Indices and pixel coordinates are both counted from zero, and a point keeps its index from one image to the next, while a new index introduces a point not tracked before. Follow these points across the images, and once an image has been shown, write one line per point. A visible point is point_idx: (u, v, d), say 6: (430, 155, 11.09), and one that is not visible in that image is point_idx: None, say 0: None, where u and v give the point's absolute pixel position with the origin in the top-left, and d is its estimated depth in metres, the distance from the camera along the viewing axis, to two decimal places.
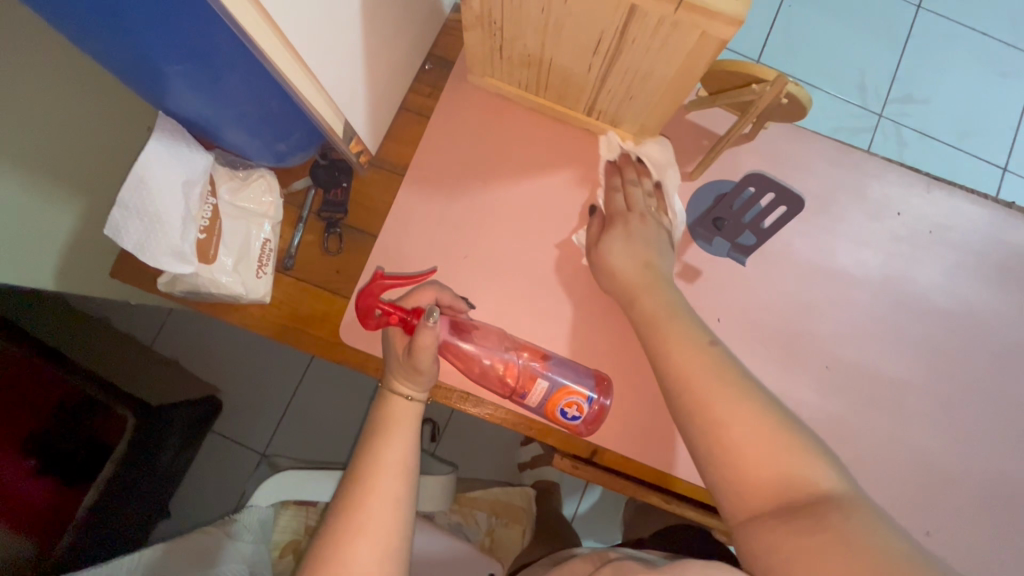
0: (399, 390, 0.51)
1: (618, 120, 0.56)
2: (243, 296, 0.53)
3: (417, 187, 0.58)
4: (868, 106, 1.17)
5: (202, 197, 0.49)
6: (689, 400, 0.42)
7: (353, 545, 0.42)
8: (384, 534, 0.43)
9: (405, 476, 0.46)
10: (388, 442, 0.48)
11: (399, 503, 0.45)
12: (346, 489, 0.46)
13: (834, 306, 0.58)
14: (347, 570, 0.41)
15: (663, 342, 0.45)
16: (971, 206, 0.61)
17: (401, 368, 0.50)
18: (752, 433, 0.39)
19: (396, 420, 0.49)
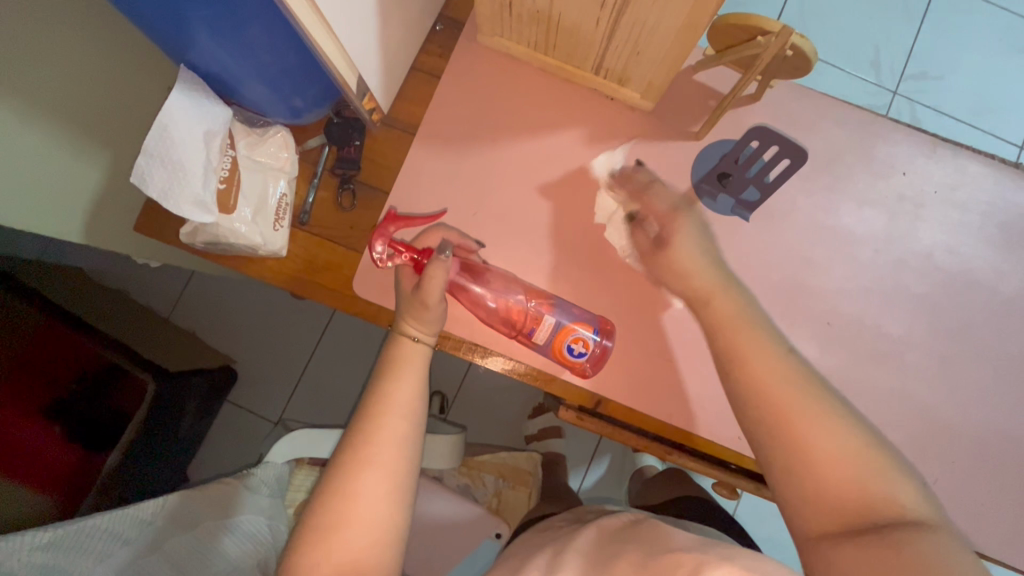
0: (410, 333, 0.51)
1: (625, 78, 0.57)
2: (261, 249, 0.55)
3: (428, 145, 0.59)
4: (883, 83, 1.16)
5: (222, 149, 0.50)
6: (768, 410, 0.42)
7: (361, 476, 0.44)
8: (394, 469, 0.45)
9: (413, 416, 0.48)
10: (397, 383, 0.49)
11: (405, 439, 0.47)
12: (354, 426, 0.47)
13: (835, 265, 0.59)
14: (354, 498, 0.43)
15: (738, 349, 0.45)
16: (978, 168, 0.61)
17: (411, 308, 0.51)
18: (840, 453, 0.39)
19: (405, 362, 0.50)
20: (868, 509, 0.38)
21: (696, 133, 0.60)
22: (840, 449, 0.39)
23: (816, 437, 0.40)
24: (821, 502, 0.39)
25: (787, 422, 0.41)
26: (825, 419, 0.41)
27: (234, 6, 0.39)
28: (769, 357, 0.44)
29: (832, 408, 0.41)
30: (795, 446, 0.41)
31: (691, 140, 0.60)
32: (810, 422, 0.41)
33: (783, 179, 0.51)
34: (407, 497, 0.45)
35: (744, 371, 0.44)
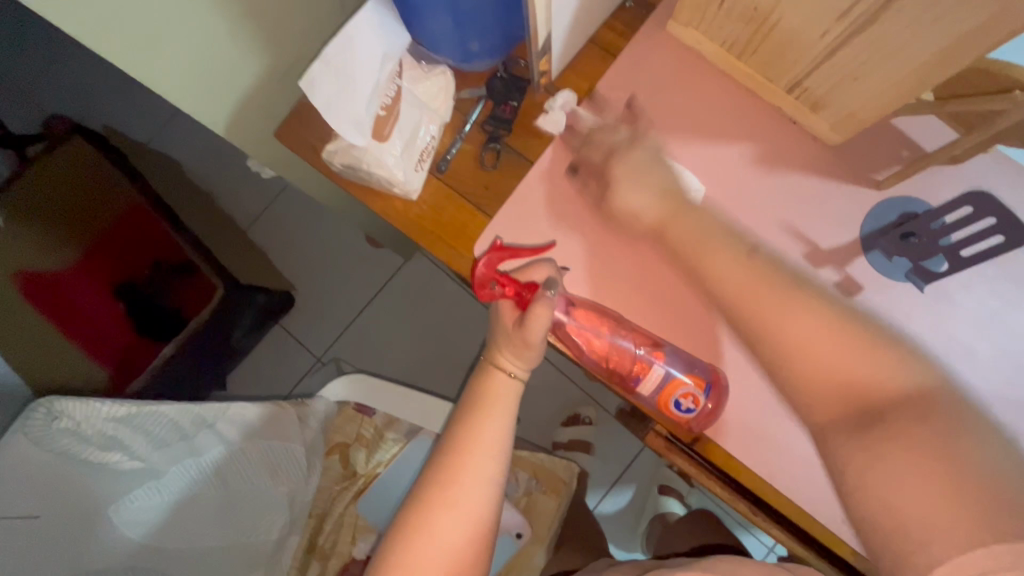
0: (504, 365, 0.48)
1: (822, 103, 0.51)
2: (397, 187, 0.52)
3: (586, 123, 0.56)
4: None
5: (390, 76, 0.48)
6: (743, 315, 0.42)
7: (441, 519, 0.43)
8: (475, 516, 0.43)
9: (499, 458, 0.45)
10: (487, 419, 0.46)
11: (491, 483, 0.45)
12: (443, 456, 0.45)
13: (1004, 366, 0.52)
14: (432, 539, 0.42)
15: (702, 262, 0.44)
16: None
17: (510, 342, 0.47)
18: (814, 335, 0.39)
19: (496, 397, 0.47)
20: (866, 395, 0.37)
21: (879, 181, 0.54)
22: (820, 326, 0.39)
23: (724, 269, 0.43)
24: (810, 373, 0.39)
25: (752, 315, 0.41)
26: (816, 305, 0.40)
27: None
28: (732, 248, 0.43)
29: (865, 331, 0.38)
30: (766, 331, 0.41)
31: (870, 188, 0.54)
32: (780, 314, 0.40)
33: (985, 257, 0.45)
34: (484, 543, 0.44)
35: (737, 313, 0.42)
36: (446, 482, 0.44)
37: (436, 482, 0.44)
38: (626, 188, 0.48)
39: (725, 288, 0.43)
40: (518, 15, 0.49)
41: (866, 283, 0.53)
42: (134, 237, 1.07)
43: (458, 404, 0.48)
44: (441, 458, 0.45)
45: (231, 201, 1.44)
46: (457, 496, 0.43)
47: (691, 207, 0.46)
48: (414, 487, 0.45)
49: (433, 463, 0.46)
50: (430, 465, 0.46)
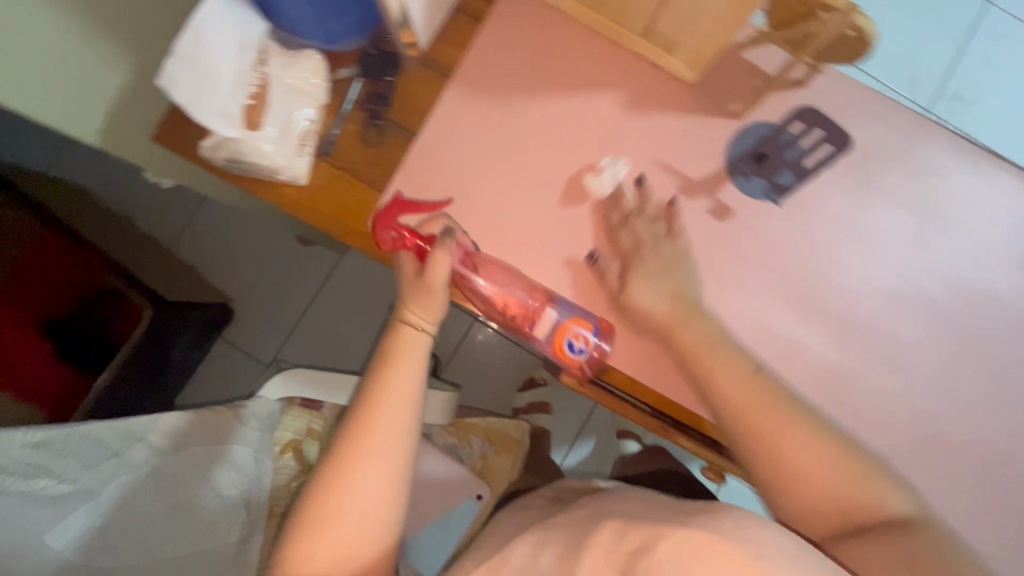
0: (412, 319, 0.51)
1: (674, 45, 0.55)
2: (282, 173, 0.53)
3: (463, 90, 0.57)
4: (917, 99, 1.10)
5: (253, 64, 0.49)
6: (750, 434, 0.48)
7: (361, 469, 0.45)
8: (393, 461, 0.46)
9: (411, 408, 0.48)
10: (398, 371, 0.49)
11: (404, 431, 0.48)
12: (357, 411, 0.48)
13: (859, 262, 0.58)
14: (353, 488, 0.45)
15: (710, 375, 0.50)
16: (1014, 184, 0.60)
17: (415, 293, 0.50)
18: (817, 466, 0.46)
19: (405, 350, 0.50)
20: (856, 512, 0.44)
21: (737, 112, 0.58)
22: (818, 459, 0.46)
23: (731, 391, 0.49)
24: (808, 492, 0.46)
25: (751, 424, 0.48)
26: (815, 436, 0.47)
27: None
28: (738, 372, 0.50)
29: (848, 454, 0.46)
30: (765, 445, 0.48)
31: (731, 119, 0.58)
32: (782, 427, 0.47)
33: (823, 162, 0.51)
34: (401, 487, 0.47)
35: (755, 435, 0.48)
36: (358, 434, 0.46)
37: (348, 435, 0.47)
38: (640, 286, 0.54)
39: (728, 403, 0.49)
40: None
41: (736, 206, 0.58)
42: (49, 269, 1.05)
43: (369, 362, 0.50)
44: (353, 413, 0.48)
45: (150, 221, 1.39)
46: (367, 447, 0.46)
47: (698, 314, 0.53)
48: (331, 442, 0.48)
49: (347, 419, 0.48)
50: (345, 421, 0.48)
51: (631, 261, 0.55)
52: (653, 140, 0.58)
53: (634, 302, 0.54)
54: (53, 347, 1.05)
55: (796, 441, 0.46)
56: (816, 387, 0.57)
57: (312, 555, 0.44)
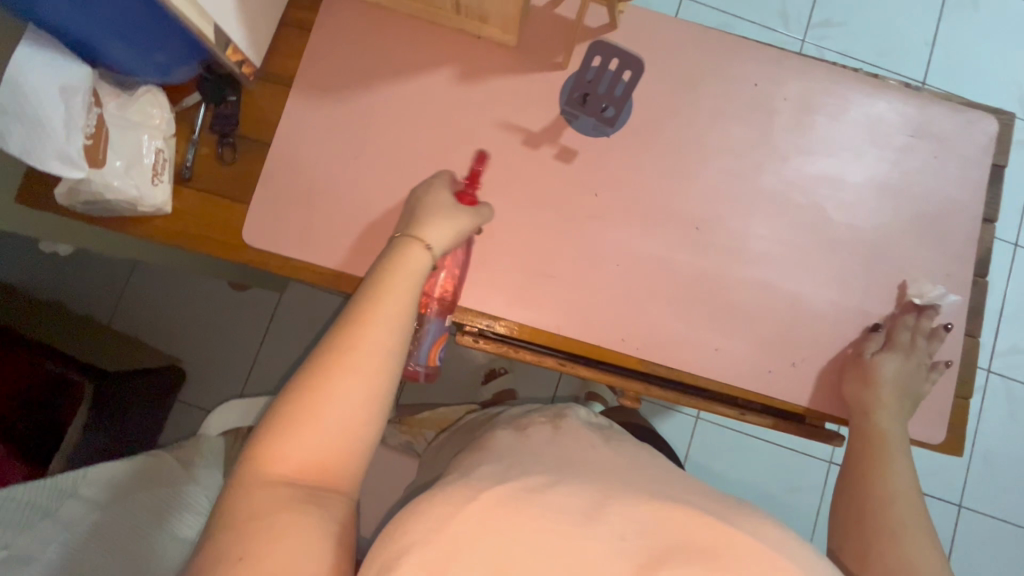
0: (424, 238, 0.51)
1: (485, 15, 0.60)
2: (142, 204, 0.56)
3: (305, 95, 0.61)
4: (790, 31, 1.32)
5: (86, 107, 0.51)
6: (873, 521, 0.49)
7: (341, 378, 0.42)
8: (373, 378, 0.43)
9: (400, 329, 0.46)
10: (389, 291, 0.47)
11: (389, 351, 0.45)
12: (345, 321, 0.45)
13: (699, 173, 0.64)
14: (329, 398, 0.41)
15: (873, 471, 0.53)
16: (826, 76, 0.67)
17: (434, 219, 0.53)
18: (931, 559, 0.46)
19: (405, 266, 0.49)
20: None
21: (560, 63, 0.63)
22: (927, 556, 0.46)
23: (882, 481, 0.52)
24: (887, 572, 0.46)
25: (879, 510, 0.50)
26: (922, 537, 0.47)
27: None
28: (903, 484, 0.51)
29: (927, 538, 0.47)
30: (879, 516, 0.50)
31: (557, 71, 0.63)
32: (904, 533, 0.47)
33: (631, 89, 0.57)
34: (384, 407, 0.44)
35: (858, 476, 0.53)
36: (349, 339, 0.43)
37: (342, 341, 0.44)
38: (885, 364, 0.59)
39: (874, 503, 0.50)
40: None
41: (579, 147, 0.63)
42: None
43: (366, 278, 0.48)
44: (345, 319, 0.45)
45: (81, 302, 1.41)
46: (366, 348, 0.43)
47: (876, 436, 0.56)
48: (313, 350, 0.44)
49: (334, 326, 0.45)
50: (331, 331, 0.45)
51: (852, 363, 0.62)
52: (491, 103, 0.63)
53: (871, 374, 0.59)
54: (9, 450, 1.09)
55: (915, 538, 0.47)
56: (689, 293, 0.62)
57: (277, 458, 0.40)
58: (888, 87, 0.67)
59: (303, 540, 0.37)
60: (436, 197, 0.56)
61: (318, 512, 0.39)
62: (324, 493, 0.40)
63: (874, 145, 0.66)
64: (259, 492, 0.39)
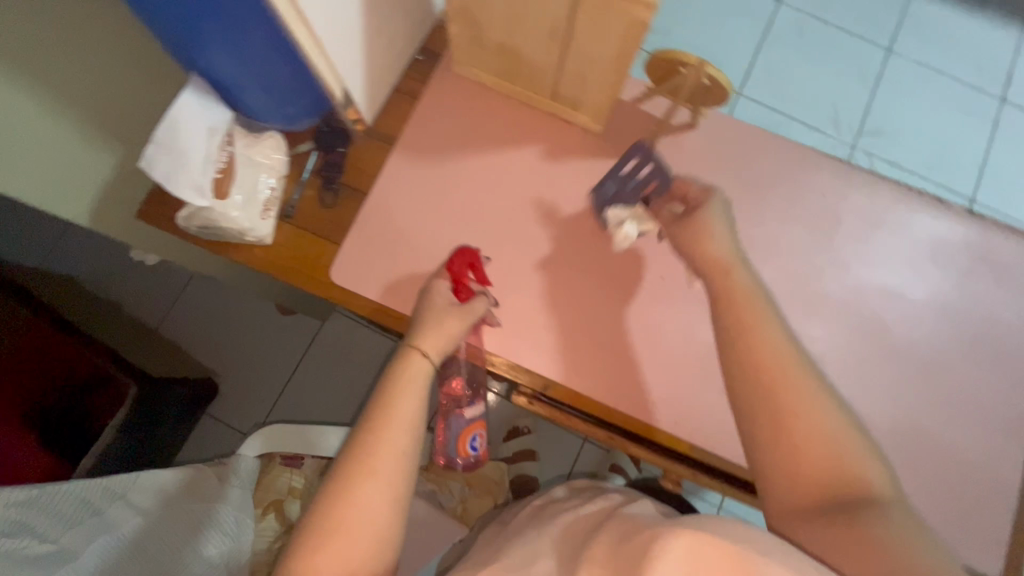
0: (420, 346, 0.55)
1: (578, 103, 0.66)
2: (249, 235, 0.61)
3: (406, 154, 0.67)
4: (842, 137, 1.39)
5: (221, 145, 0.58)
6: (761, 384, 0.48)
7: (365, 490, 0.46)
8: (394, 481, 0.47)
9: (411, 431, 0.50)
10: (398, 400, 0.51)
11: (404, 454, 0.49)
12: (361, 436, 0.49)
13: (763, 271, 0.67)
14: (357, 510, 0.45)
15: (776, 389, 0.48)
16: (890, 192, 0.70)
17: (433, 325, 0.56)
18: (816, 435, 0.46)
19: (406, 375, 0.53)
20: (837, 483, 0.45)
21: None
22: (815, 435, 0.46)
23: (772, 332, 0.50)
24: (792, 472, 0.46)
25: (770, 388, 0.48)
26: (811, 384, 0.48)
27: (231, 14, 0.47)
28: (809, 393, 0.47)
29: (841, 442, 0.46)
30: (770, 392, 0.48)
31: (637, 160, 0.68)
32: (779, 395, 0.47)
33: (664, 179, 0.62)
34: (398, 511, 0.47)
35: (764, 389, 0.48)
36: (360, 454, 0.48)
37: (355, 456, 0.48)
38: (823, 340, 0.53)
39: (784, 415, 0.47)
40: None
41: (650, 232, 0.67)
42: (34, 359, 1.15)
43: (374, 391, 0.53)
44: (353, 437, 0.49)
45: (137, 306, 1.49)
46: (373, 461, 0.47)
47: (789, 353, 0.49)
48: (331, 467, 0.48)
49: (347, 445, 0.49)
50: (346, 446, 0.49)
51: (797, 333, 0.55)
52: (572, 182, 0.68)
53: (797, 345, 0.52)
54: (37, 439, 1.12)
55: (803, 415, 0.47)
56: None
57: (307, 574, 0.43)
58: (947, 209, 0.70)
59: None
60: (431, 300, 0.58)
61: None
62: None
63: (934, 265, 0.68)
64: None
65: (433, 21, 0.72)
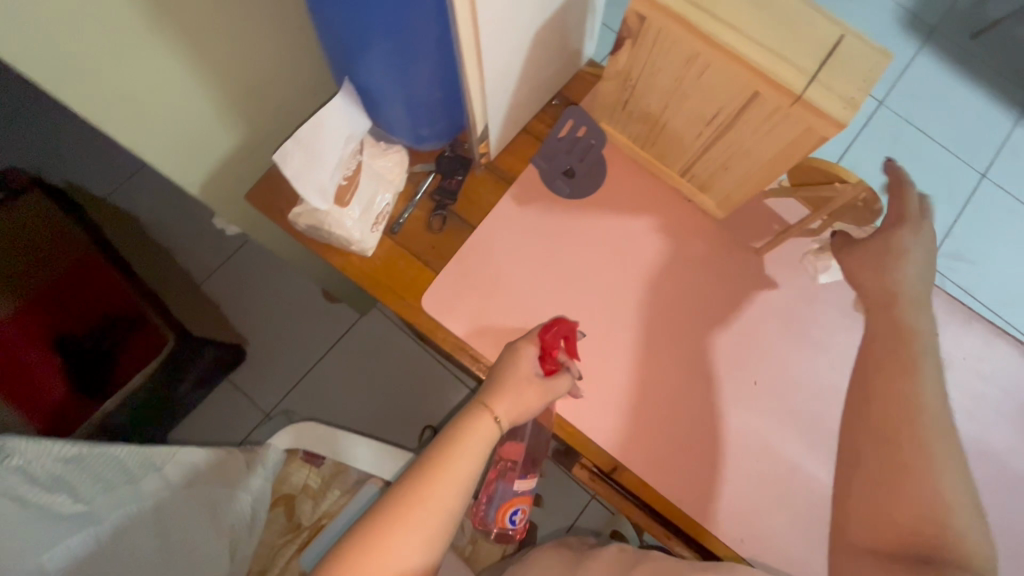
0: (493, 409, 0.52)
1: (707, 186, 0.64)
2: (354, 245, 0.60)
3: (521, 195, 0.66)
4: None
5: (352, 153, 0.58)
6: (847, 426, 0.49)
7: (401, 537, 0.45)
8: (429, 538, 0.46)
9: (462, 492, 0.49)
10: (459, 456, 0.50)
11: (447, 515, 0.48)
12: (411, 481, 0.48)
13: None
14: (388, 555, 0.45)
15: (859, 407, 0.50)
16: (1007, 348, 0.66)
17: (513, 388, 0.53)
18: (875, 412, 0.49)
19: (473, 436, 0.51)
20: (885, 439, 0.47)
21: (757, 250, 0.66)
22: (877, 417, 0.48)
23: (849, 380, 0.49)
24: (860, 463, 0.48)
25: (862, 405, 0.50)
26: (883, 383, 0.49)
27: (413, 36, 0.46)
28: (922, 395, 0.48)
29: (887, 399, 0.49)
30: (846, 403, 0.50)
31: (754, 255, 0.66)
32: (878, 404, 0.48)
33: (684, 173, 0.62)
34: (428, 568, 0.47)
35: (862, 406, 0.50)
36: (410, 507, 0.47)
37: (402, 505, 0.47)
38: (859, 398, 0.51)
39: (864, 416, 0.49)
40: (461, 109, 0.60)
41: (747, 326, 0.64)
42: (75, 287, 1.13)
43: (435, 438, 0.52)
44: (405, 486, 0.48)
45: (186, 256, 1.49)
46: (420, 520, 0.46)
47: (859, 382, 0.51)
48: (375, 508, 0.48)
49: (397, 490, 0.48)
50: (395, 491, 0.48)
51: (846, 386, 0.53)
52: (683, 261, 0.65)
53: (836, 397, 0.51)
54: (60, 364, 1.10)
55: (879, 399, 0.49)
56: (819, 516, 0.59)
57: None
58: None
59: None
60: (519, 361, 0.54)
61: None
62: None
63: None
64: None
65: (576, 70, 0.71)
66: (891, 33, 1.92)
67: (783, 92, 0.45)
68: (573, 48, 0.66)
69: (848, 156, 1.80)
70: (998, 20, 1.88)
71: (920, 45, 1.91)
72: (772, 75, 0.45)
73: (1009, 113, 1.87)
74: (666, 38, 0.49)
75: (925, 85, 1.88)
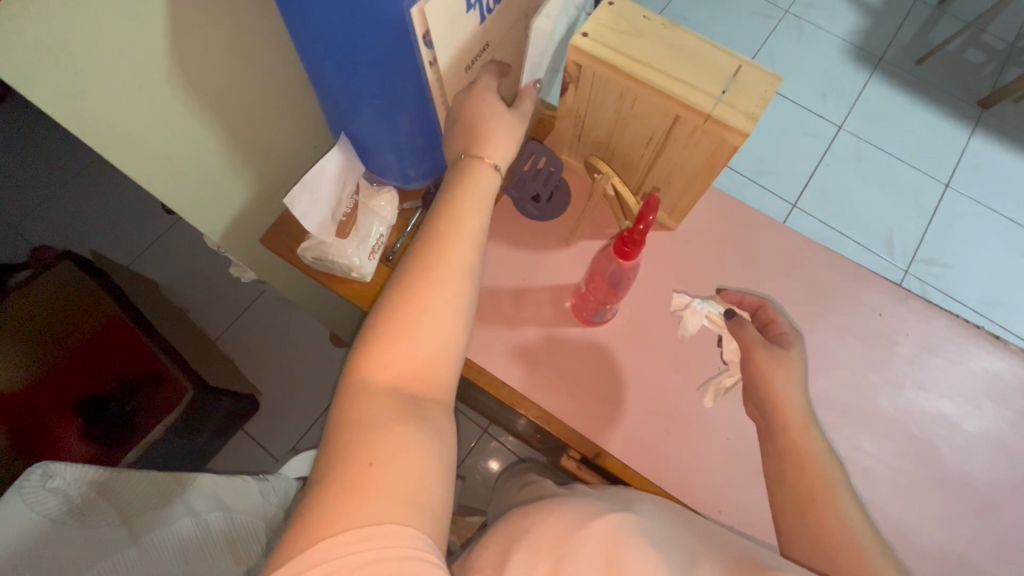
0: (485, 154, 0.56)
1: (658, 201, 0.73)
2: (355, 271, 0.70)
3: (497, 221, 0.75)
4: None
5: (349, 194, 0.68)
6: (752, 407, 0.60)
7: (435, 283, 0.47)
8: (456, 290, 0.48)
9: (482, 227, 0.53)
10: (470, 206, 0.52)
11: (471, 265, 0.51)
12: (431, 228, 0.51)
13: (818, 379, 0.70)
14: (424, 305, 0.46)
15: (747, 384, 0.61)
16: (947, 324, 0.73)
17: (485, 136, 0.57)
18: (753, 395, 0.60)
19: (478, 181, 0.54)
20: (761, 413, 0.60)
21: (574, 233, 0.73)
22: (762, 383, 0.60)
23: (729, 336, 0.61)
24: None
25: (746, 377, 0.62)
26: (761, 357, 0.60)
27: (392, 93, 0.57)
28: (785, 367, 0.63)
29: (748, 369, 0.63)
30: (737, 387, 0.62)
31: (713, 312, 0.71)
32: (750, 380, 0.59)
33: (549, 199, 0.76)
34: (463, 314, 0.49)
35: None
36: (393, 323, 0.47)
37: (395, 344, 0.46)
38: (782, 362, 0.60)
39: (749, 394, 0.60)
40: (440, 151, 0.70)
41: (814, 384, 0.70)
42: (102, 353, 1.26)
43: (442, 190, 0.54)
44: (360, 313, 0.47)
45: (201, 315, 1.59)
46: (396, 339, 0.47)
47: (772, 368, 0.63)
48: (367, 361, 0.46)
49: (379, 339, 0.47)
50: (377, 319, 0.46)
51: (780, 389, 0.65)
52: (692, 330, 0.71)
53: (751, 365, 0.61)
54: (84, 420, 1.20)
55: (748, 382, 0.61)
56: None
57: (366, 419, 0.42)
58: (1007, 350, 0.72)
59: (410, 459, 0.40)
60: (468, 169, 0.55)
61: (420, 429, 0.42)
62: (422, 413, 0.44)
63: (991, 403, 0.69)
64: (359, 435, 0.41)
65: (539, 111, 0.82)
66: (843, 64, 2.09)
67: (696, 113, 0.56)
68: (534, 95, 0.78)
69: (816, 177, 1.92)
70: (940, 46, 2.05)
71: (869, 74, 2.08)
72: (686, 100, 0.55)
73: (964, 127, 2.00)
74: (599, 79, 0.60)
75: (882, 108, 2.03)
